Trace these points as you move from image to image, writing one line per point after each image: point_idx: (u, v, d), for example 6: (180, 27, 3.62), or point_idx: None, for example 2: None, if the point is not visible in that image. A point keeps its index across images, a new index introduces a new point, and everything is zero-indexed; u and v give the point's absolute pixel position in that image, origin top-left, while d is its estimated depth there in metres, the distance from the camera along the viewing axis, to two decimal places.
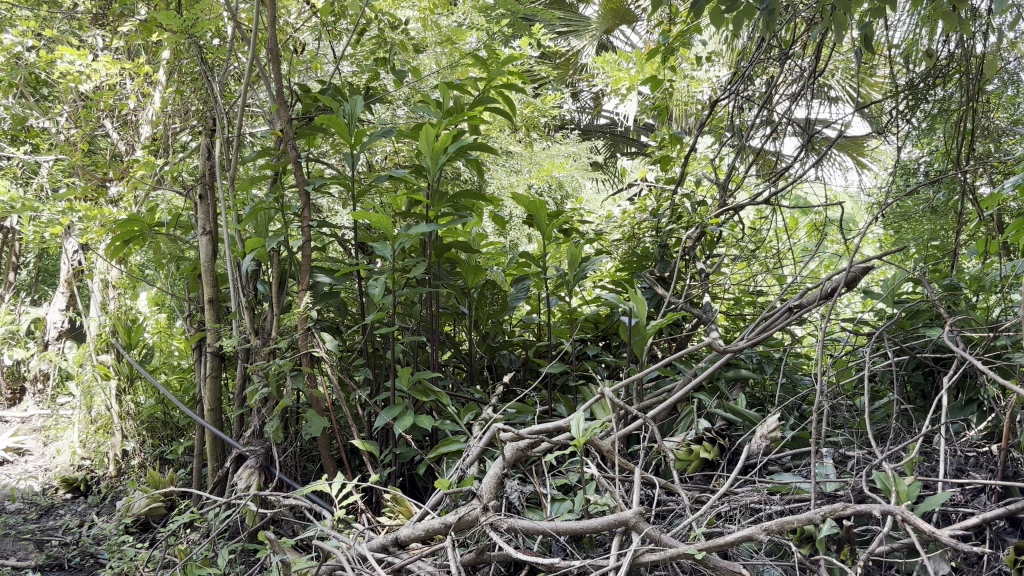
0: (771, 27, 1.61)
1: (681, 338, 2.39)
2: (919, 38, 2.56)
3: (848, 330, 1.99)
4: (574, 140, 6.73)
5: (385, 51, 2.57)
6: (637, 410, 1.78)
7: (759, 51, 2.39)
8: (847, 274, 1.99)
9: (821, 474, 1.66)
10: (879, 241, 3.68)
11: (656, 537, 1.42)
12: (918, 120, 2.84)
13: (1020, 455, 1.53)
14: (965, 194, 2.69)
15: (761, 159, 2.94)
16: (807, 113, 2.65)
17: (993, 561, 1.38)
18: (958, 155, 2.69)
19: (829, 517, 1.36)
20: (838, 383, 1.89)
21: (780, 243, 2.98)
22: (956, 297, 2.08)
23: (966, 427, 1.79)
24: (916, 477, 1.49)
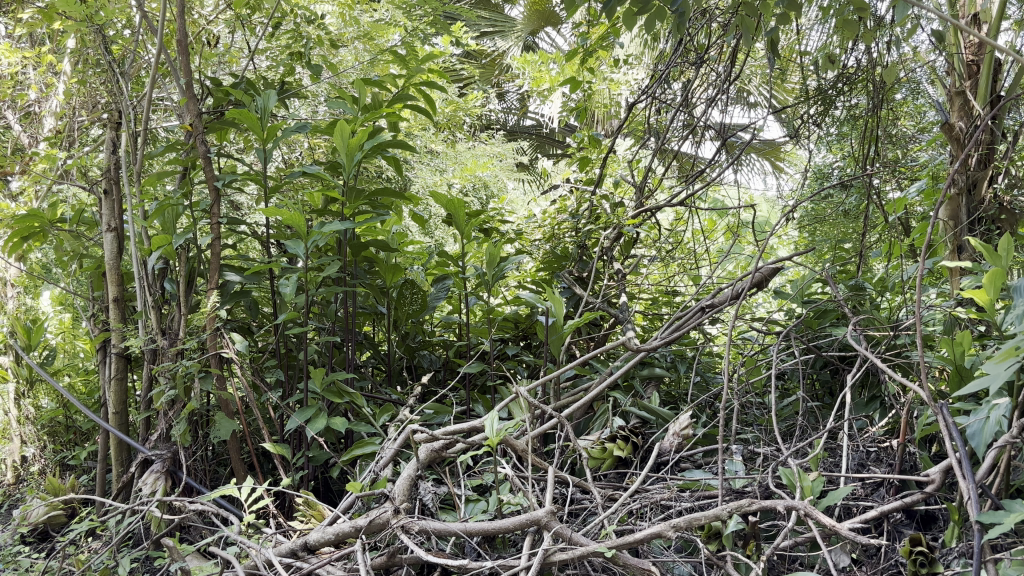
0: (682, 31, 1.63)
1: (599, 337, 2.41)
2: (829, 46, 2.64)
3: (758, 330, 2.03)
4: (500, 140, 6.74)
5: (302, 46, 2.52)
6: (552, 410, 1.79)
7: (675, 54, 2.42)
8: (757, 275, 2.04)
9: (731, 471, 1.69)
10: (793, 243, 3.78)
11: (567, 536, 1.42)
12: (828, 125, 2.93)
13: (917, 449, 1.59)
14: (871, 198, 2.78)
15: (679, 161, 2.99)
16: (723, 116, 2.70)
17: (890, 553, 1.43)
18: (865, 160, 2.78)
19: (735, 513, 1.39)
20: (748, 381, 1.94)
21: (697, 244, 3.03)
22: (861, 297, 2.15)
23: (868, 424, 1.85)
24: (819, 473, 1.53)
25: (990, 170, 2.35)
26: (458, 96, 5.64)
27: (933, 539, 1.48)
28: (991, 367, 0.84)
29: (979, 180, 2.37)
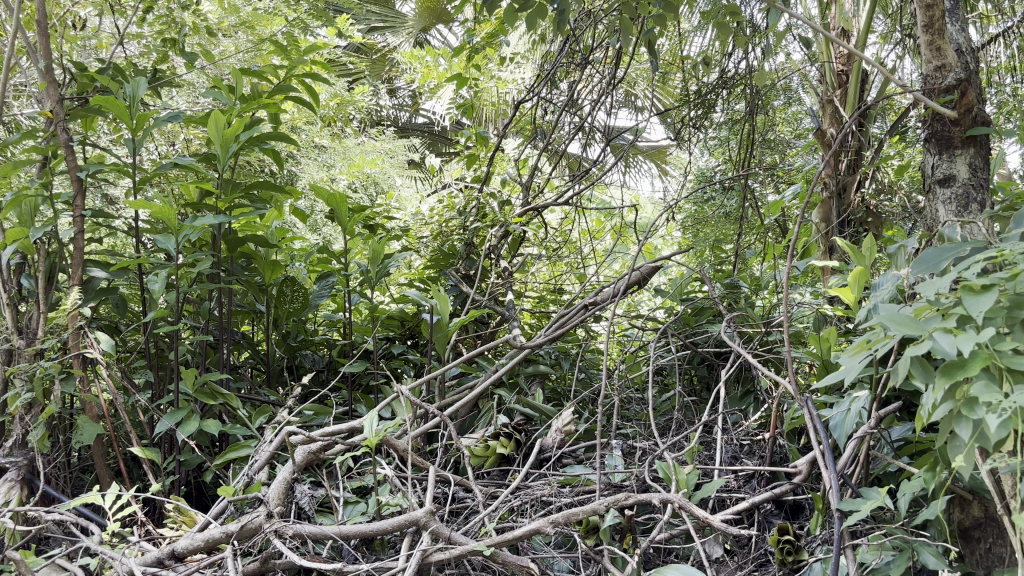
0: (563, 29, 1.64)
1: (486, 335, 2.40)
2: (709, 52, 2.71)
3: (639, 327, 2.07)
4: (390, 137, 6.67)
5: (176, 32, 2.41)
6: (433, 408, 1.77)
7: (561, 54, 2.44)
8: (638, 273, 2.07)
9: (611, 466, 1.71)
10: (676, 244, 3.88)
11: (446, 536, 1.41)
12: (708, 128, 3.01)
13: (786, 441, 1.65)
14: (749, 200, 2.88)
15: (566, 161, 3.02)
16: (608, 117, 2.74)
17: (760, 543, 1.47)
18: (743, 163, 2.87)
19: (612, 507, 1.40)
20: (629, 377, 1.96)
21: (583, 243, 3.07)
22: (737, 294, 2.21)
23: (742, 417, 1.91)
24: (694, 467, 1.56)
25: (859, 175, 2.45)
26: (346, 90, 5.53)
27: (801, 527, 1.53)
28: (848, 360, 0.86)
29: (848, 185, 2.48)
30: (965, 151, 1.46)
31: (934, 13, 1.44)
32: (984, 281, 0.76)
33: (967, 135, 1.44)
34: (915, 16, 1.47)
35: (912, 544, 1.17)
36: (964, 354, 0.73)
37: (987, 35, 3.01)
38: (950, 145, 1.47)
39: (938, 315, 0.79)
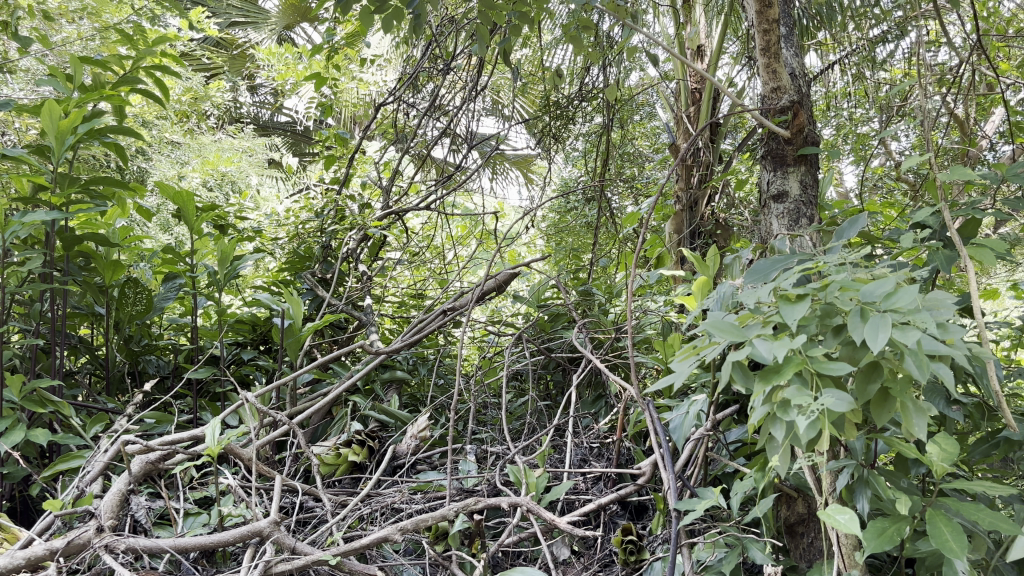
0: (421, 33, 1.63)
1: (342, 340, 2.35)
2: (569, 64, 2.77)
3: (496, 332, 2.08)
4: (251, 136, 6.47)
5: (9, 14, 2.25)
6: (281, 415, 1.71)
7: (423, 58, 2.42)
8: (495, 280, 2.09)
9: (464, 471, 1.71)
10: (539, 251, 3.94)
11: (291, 546, 1.37)
12: (569, 139, 3.07)
13: (633, 445, 1.70)
14: (607, 210, 2.95)
15: (429, 165, 3.00)
16: (470, 123, 2.75)
17: (605, 544, 1.51)
18: (602, 175, 2.94)
19: (461, 511, 1.41)
20: (484, 382, 1.97)
21: (445, 248, 3.06)
22: (593, 301, 2.26)
23: (594, 421, 1.95)
24: (545, 470, 1.58)
25: (709, 190, 2.57)
26: (202, 84, 5.31)
27: (644, 528, 1.58)
28: (679, 364, 0.90)
29: (699, 199, 2.60)
30: (796, 169, 1.56)
31: (770, 38, 1.53)
32: (799, 292, 0.82)
33: (799, 154, 1.53)
34: (753, 40, 1.55)
35: (742, 541, 1.23)
36: (779, 358, 0.77)
37: (827, 61, 3.20)
38: (783, 162, 1.56)
39: (759, 322, 0.84)
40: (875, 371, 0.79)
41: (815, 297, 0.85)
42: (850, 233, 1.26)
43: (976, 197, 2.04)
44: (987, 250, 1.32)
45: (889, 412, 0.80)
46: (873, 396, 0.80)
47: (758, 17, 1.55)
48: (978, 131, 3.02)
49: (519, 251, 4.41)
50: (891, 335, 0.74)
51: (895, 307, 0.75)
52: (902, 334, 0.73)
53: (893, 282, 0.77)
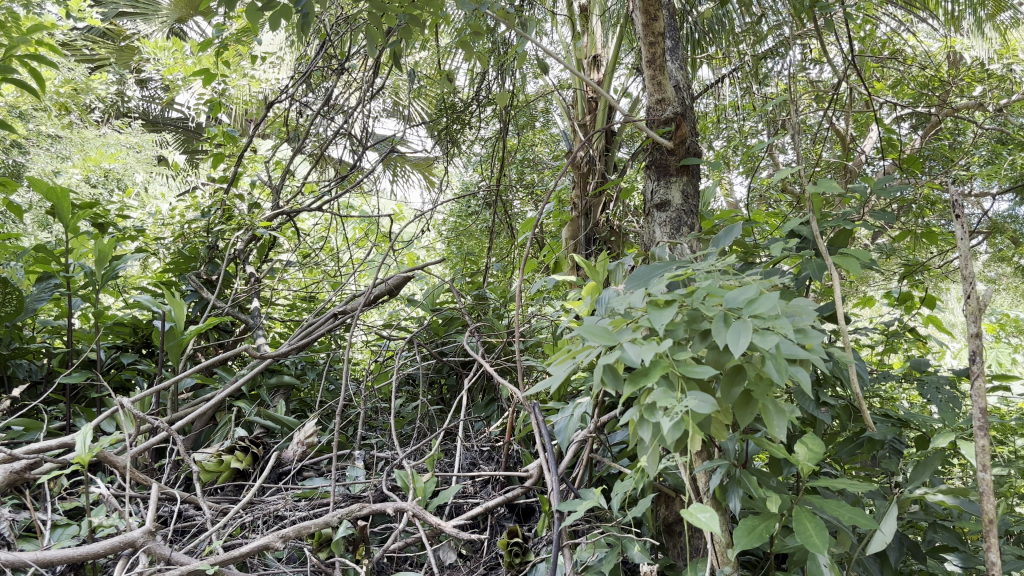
0: (309, 33, 1.61)
1: (229, 344, 2.28)
2: (467, 69, 2.77)
3: (387, 336, 2.06)
4: (139, 131, 6.22)
5: None
6: (160, 420, 1.65)
7: (317, 57, 2.38)
8: (387, 283, 2.07)
9: (351, 477, 1.68)
10: (438, 255, 3.93)
11: (165, 556, 1.32)
12: (466, 143, 3.07)
13: (522, 448, 1.71)
14: (503, 215, 2.97)
15: (324, 165, 2.95)
16: (366, 124, 2.71)
17: (490, 547, 1.51)
18: (498, 179, 2.96)
19: (345, 518, 1.39)
20: (374, 387, 1.95)
21: (340, 251, 3.02)
22: (486, 305, 2.27)
23: (485, 425, 1.95)
24: (432, 475, 1.58)
25: (603, 198, 2.61)
26: (85, 75, 5.09)
27: (530, 530, 1.59)
28: (555, 367, 0.91)
29: (593, 206, 2.64)
30: (678, 179, 1.61)
31: (656, 51, 1.55)
32: (668, 298, 0.84)
33: (680, 165, 1.58)
34: (639, 52, 1.58)
35: (622, 541, 1.25)
36: (648, 362, 0.80)
37: (718, 75, 3.31)
38: (666, 172, 1.61)
39: (630, 327, 0.86)
40: (738, 374, 0.82)
41: (683, 303, 0.88)
42: (726, 242, 1.30)
43: (851, 209, 2.14)
44: (853, 260, 1.39)
45: (751, 415, 0.83)
46: (736, 398, 0.83)
47: (644, 29, 1.56)
48: (856, 146, 3.18)
49: (419, 254, 4.38)
50: (752, 339, 0.77)
51: (756, 313, 0.78)
52: (760, 338, 0.76)
53: (754, 289, 0.80)
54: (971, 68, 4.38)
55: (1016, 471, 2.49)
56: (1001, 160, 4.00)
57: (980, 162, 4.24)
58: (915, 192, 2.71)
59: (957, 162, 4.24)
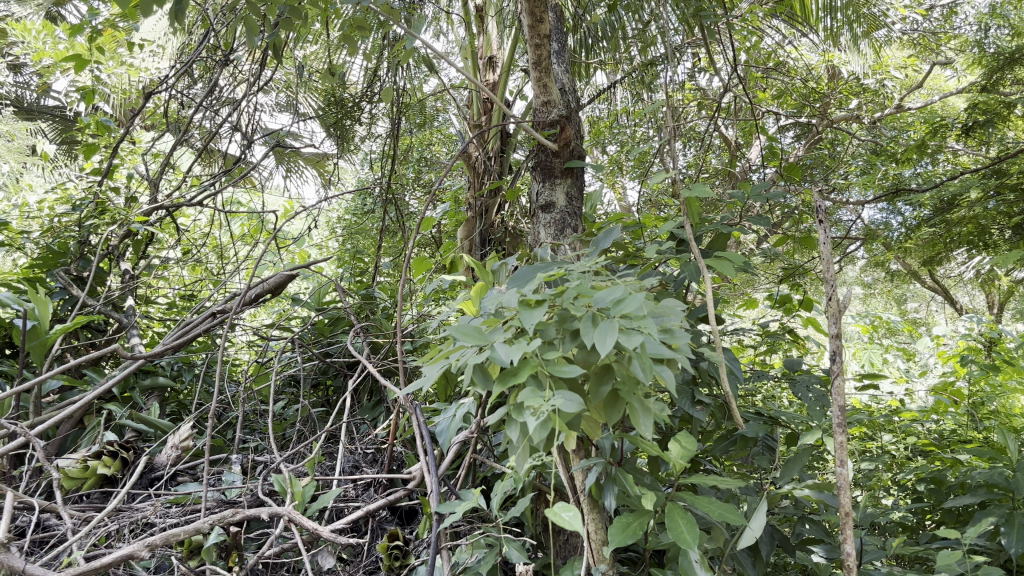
0: (184, 22, 1.55)
1: (100, 343, 2.18)
2: (357, 65, 2.73)
3: (268, 336, 2.00)
4: (10, 118, 5.88)
5: None
6: (18, 424, 1.56)
7: (200, 46, 2.30)
8: (269, 280, 2.01)
9: (227, 481, 1.62)
10: (330, 253, 3.85)
11: (18, 568, 1.24)
12: (359, 140, 3.02)
13: (405, 450, 1.69)
14: (396, 212, 2.93)
15: (208, 158, 2.85)
16: (252, 117, 2.63)
17: (370, 551, 1.49)
18: (390, 176, 2.91)
19: (217, 524, 1.34)
20: (254, 388, 1.89)
21: (225, 248, 2.92)
22: (374, 305, 2.23)
23: (370, 427, 1.92)
24: (312, 478, 1.54)
25: (498, 198, 2.61)
26: None
27: (412, 532, 1.58)
28: (427, 367, 0.90)
29: (489, 207, 2.63)
30: (563, 181, 1.64)
31: (541, 54, 1.54)
32: (539, 297, 0.85)
33: (565, 167, 1.61)
34: (526, 53, 1.56)
35: (499, 541, 1.25)
36: (516, 362, 0.80)
37: (611, 80, 3.36)
38: (551, 174, 1.64)
39: (502, 327, 0.86)
40: (606, 373, 0.83)
41: (554, 303, 0.88)
42: (605, 244, 1.32)
43: (733, 214, 2.20)
44: (728, 263, 1.43)
45: (618, 412, 0.85)
46: (604, 397, 0.84)
47: (530, 30, 1.54)
48: (741, 154, 3.28)
49: (311, 252, 4.29)
50: (617, 339, 0.78)
51: (623, 313, 0.79)
52: (626, 338, 0.77)
53: (622, 290, 0.81)
54: (848, 82, 4.60)
55: (885, 465, 2.62)
56: (875, 170, 4.22)
57: (856, 173, 4.46)
58: (794, 198, 2.82)
59: (835, 171, 4.44)
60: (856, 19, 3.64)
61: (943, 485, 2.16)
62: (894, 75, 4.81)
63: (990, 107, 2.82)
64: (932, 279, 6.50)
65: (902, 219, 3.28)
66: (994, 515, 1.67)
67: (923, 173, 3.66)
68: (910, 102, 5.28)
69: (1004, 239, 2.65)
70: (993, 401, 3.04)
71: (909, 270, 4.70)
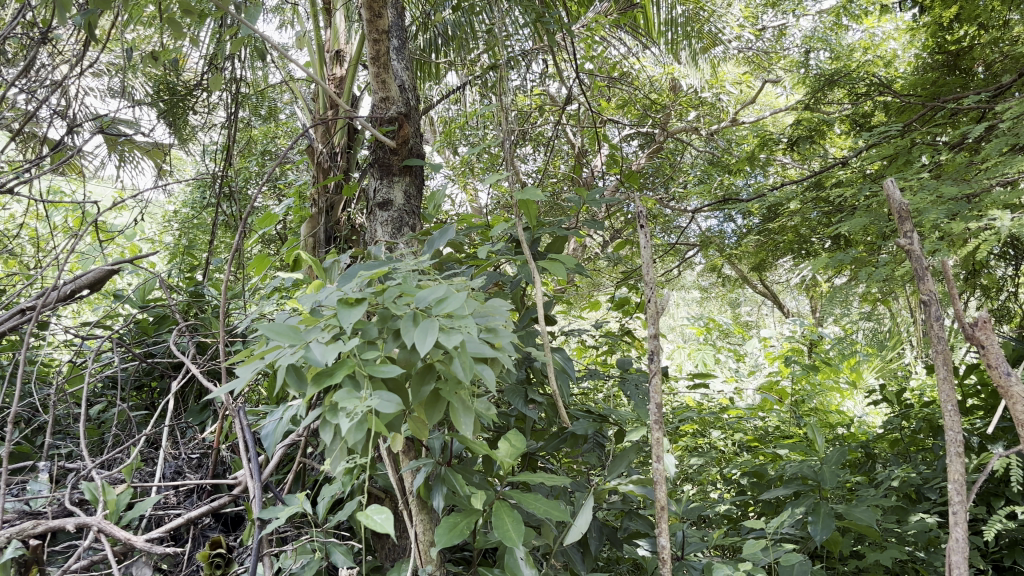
0: None
1: None
2: (193, 52, 2.59)
3: (84, 334, 1.87)
4: None
5: None
6: None
7: (13, 21, 2.11)
8: (86, 274, 1.88)
9: (32, 491, 1.50)
10: (163, 248, 3.64)
11: None
12: (194, 130, 2.87)
13: (231, 453, 1.62)
14: (234, 207, 2.81)
15: (23, 143, 2.63)
16: (75, 101, 2.45)
17: (189, 560, 1.42)
18: (228, 169, 2.79)
19: (16, 537, 1.24)
20: (67, 391, 1.76)
21: (43, 240, 2.71)
22: (205, 303, 2.14)
23: (196, 430, 1.83)
24: (127, 485, 1.45)
25: (345, 195, 2.43)
26: None
27: (236, 539, 1.51)
28: (240, 368, 0.86)
29: (336, 203, 2.45)
30: (401, 179, 1.63)
31: (380, 49, 1.52)
32: (359, 296, 0.83)
33: (403, 165, 1.61)
34: (363, 48, 1.54)
35: (326, 546, 1.22)
36: (332, 362, 0.78)
37: (461, 82, 3.35)
38: (388, 171, 1.63)
39: (320, 326, 0.84)
40: (427, 373, 0.83)
41: (376, 303, 0.87)
42: (439, 244, 1.31)
43: (573, 218, 2.25)
44: (560, 265, 1.46)
45: (438, 412, 0.84)
46: (424, 396, 0.84)
47: (368, 24, 1.51)
48: (585, 160, 3.36)
49: (143, 247, 4.06)
50: (437, 338, 0.77)
51: (444, 313, 0.79)
52: (446, 337, 0.77)
53: (444, 288, 0.81)
54: (687, 95, 4.81)
55: (713, 461, 2.75)
56: (711, 179, 4.42)
57: (693, 182, 4.66)
58: (634, 204, 2.91)
59: (674, 179, 4.63)
60: (694, 35, 3.80)
61: (763, 478, 2.28)
62: (729, 90, 5.06)
63: (811, 124, 3.01)
64: (763, 284, 6.89)
65: (733, 227, 3.46)
66: (803, 505, 1.78)
67: (753, 183, 3.87)
68: (743, 117, 5.57)
69: (822, 247, 2.85)
70: (811, 399, 3.26)
71: (741, 277, 4.96)
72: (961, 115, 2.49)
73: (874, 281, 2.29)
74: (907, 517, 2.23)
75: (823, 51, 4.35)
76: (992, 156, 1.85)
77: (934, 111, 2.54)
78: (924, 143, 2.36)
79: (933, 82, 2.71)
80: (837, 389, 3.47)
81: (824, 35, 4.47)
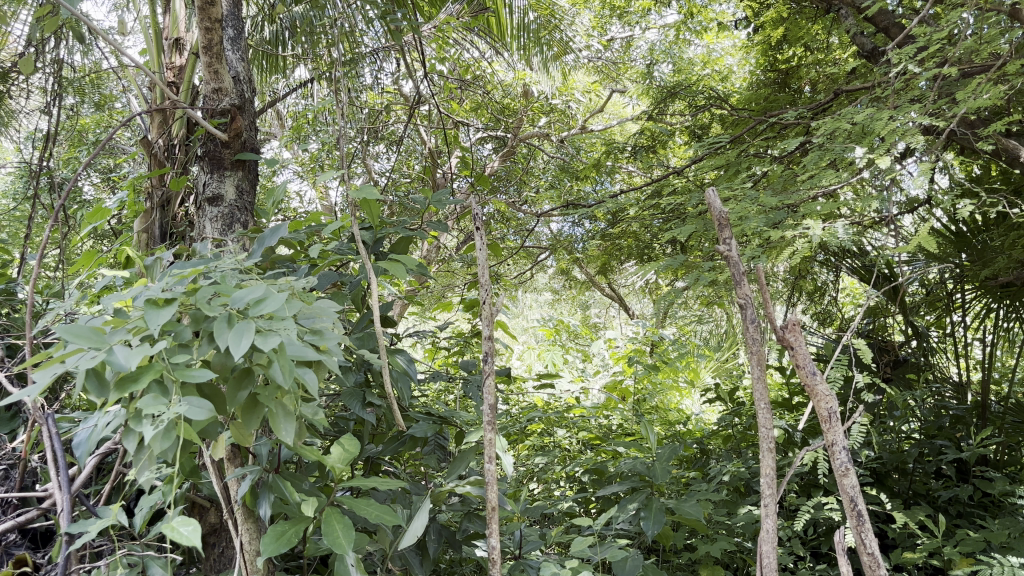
0: None
1: None
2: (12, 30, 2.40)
3: None
4: None
5: None
6: None
7: None
8: None
9: None
10: None
11: None
12: (12, 115, 2.66)
13: (42, 464, 1.50)
14: (58, 199, 2.62)
15: None
16: None
17: None
18: (51, 158, 2.60)
19: None
20: None
21: None
22: (19, 303, 1.98)
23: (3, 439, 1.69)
24: None
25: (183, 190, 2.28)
26: None
27: (45, 557, 1.40)
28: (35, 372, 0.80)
29: (172, 198, 2.30)
30: (232, 174, 1.58)
31: (212, 39, 1.46)
32: (170, 295, 0.79)
33: (235, 159, 1.56)
34: (193, 36, 1.47)
35: (142, 560, 1.15)
36: (136, 366, 0.73)
37: (308, 78, 3.26)
38: (220, 165, 1.57)
39: (126, 329, 0.79)
40: (245, 377, 0.80)
41: (190, 303, 0.83)
42: (271, 241, 1.28)
43: (419, 218, 2.22)
44: (397, 266, 1.44)
45: (256, 418, 0.81)
46: (241, 401, 0.81)
47: (199, 12, 1.45)
48: (436, 160, 3.34)
49: None
50: (254, 340, 0.74)
51: (262, 314, 0.76)
52: (263, 339, 0.74)
53: (262, 288, 0.78)
54: (539, 101, 4.88)
55: (558, 460, 2.79)
56: (561, 184, 4.50)
57: (544, 186, 4.73)
58: (483, 206, 2.92)
59: (526, 183, 4.69)
60: (545, 42, 3.87)
61: (603, 474, 2.34)
62: (579, 97, 5.17)
63: (652, 133, 3.12)
64: (611, 287, 7.09)
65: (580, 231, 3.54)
66: (637, 501, 1.84)
67: (600, 189, 3.97)
68: (592, 125, 5.72)
69: (662, 253, 2.96)
70: (652, 398, 3.37)
71: (589, 280, 5.07)
72: (786, 130, 2.64)
73: (706, 284, 2.40)
74: (735, 509, 2.35)
75: (667, 64, 4.52)
76: (809, 167, 1.98)
77: (762, 125, 2.69)
78: (754, 155, 2.49)
79: (764, 98, 2.87)
80: (676, 388, 3.60)
81: (668, 47, 4.65)
